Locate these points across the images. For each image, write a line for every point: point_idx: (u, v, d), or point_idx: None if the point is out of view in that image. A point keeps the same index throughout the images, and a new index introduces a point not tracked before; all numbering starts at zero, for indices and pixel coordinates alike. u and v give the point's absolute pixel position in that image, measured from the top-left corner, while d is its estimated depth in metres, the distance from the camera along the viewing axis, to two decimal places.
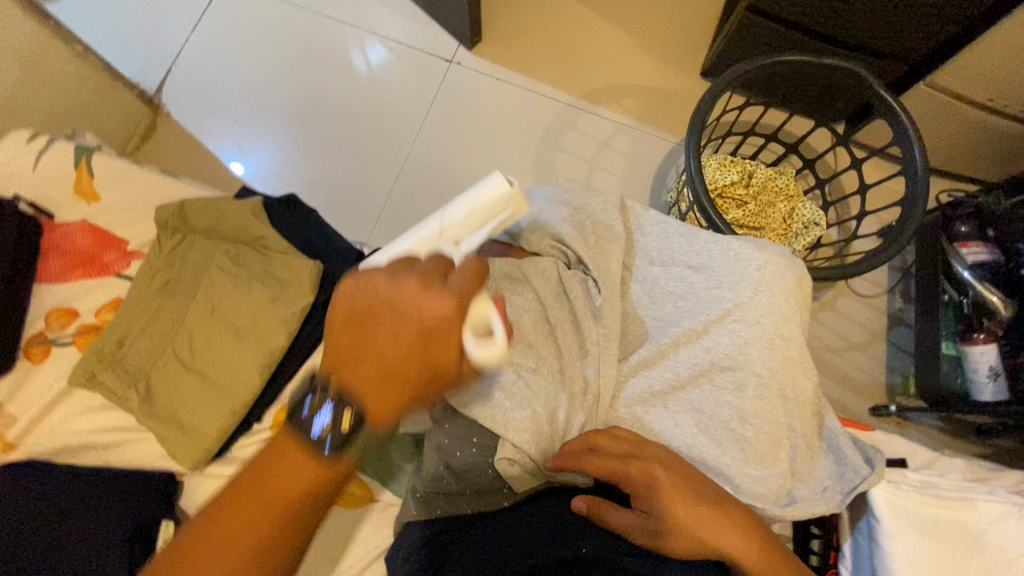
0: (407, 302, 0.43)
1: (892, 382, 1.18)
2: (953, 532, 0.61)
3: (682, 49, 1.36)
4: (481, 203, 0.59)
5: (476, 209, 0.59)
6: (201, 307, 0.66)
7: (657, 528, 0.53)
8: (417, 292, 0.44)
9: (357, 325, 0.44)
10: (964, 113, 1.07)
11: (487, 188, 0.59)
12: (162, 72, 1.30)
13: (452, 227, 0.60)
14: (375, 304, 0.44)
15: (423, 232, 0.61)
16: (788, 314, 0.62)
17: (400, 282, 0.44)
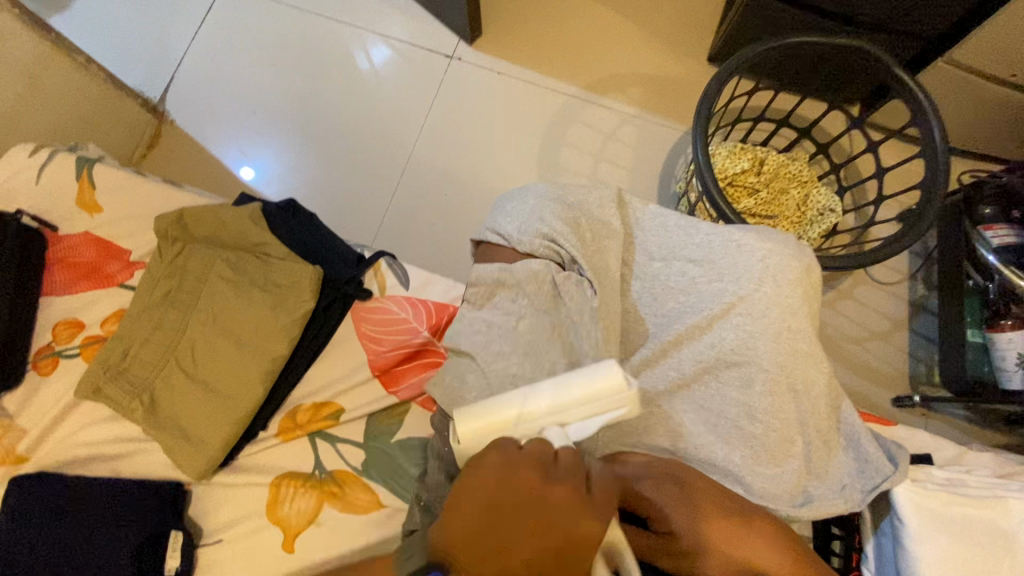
0: (561, 519, 0.46)
1: (915, 371, 1.14)
2: (982, 532, 0.58)
3: (687, 35, 1.33)
4: (587, 391, 0.48)
5: (582, 393, 0.48)
6: (201, 316, 0.66)
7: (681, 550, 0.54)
8: (569, 512, 0.46)
9: (499, 520, 0.46)
10: (985, 90, 1.02)
11: (600, 380, 0.48)
12: (166, 80, 1.30)
13: (557, 409, 0.48)
14: (522, 503, 0.46)
15: (519, 400, 0.49)
16: (796, 306, 0.60)
17: (558, 495, 0.45)
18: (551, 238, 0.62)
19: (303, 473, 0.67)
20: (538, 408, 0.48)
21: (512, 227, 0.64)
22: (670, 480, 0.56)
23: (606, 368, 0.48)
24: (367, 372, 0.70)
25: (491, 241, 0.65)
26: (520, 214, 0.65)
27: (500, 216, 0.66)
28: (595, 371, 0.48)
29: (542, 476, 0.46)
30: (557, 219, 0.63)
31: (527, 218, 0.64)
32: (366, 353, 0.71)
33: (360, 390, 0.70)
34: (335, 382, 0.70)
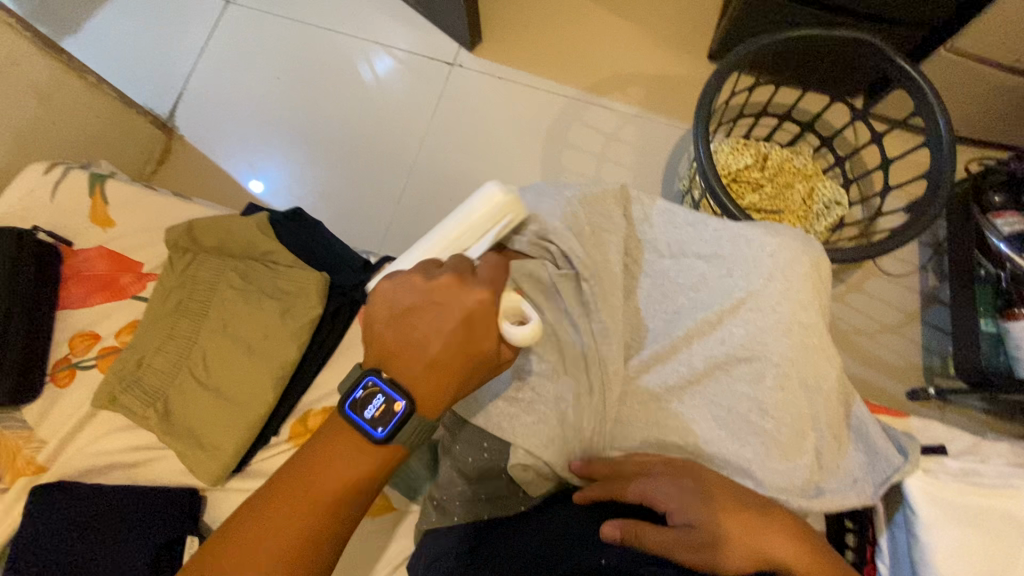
0: (447, 297, 0.47)
1: (929, 363, 1.12)
2: (1003, 525, 0.57)
3: (687, 33, 1.33)
4: (476, 214, 0.52)
5: (472, 220, 0.52)
6: (213, 325, 0.67)
7: (705, 542, 0.50)
8: (455, 286, 0.47)
9: (403, 320, 0.48)
10: (991, 77, 1.01)
11: (480, 203, 0.52)
12: (174, 97, 1.33)
13: (452, 244, 0.53)
14: (412, 306, 0.47)
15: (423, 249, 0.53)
16: (805, 299, 0.60)
17: (433, 281, 0.47)
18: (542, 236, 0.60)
19: None
20: (446, 245, 0.53)
21: None
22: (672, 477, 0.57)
23: (482, 201, 0.52)
24: None
25: None
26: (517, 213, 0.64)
27: None
28: (476, 198, 0.52)
29: (425, 270, 0.49)
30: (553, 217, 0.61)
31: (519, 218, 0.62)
32: None
33: None
34: None
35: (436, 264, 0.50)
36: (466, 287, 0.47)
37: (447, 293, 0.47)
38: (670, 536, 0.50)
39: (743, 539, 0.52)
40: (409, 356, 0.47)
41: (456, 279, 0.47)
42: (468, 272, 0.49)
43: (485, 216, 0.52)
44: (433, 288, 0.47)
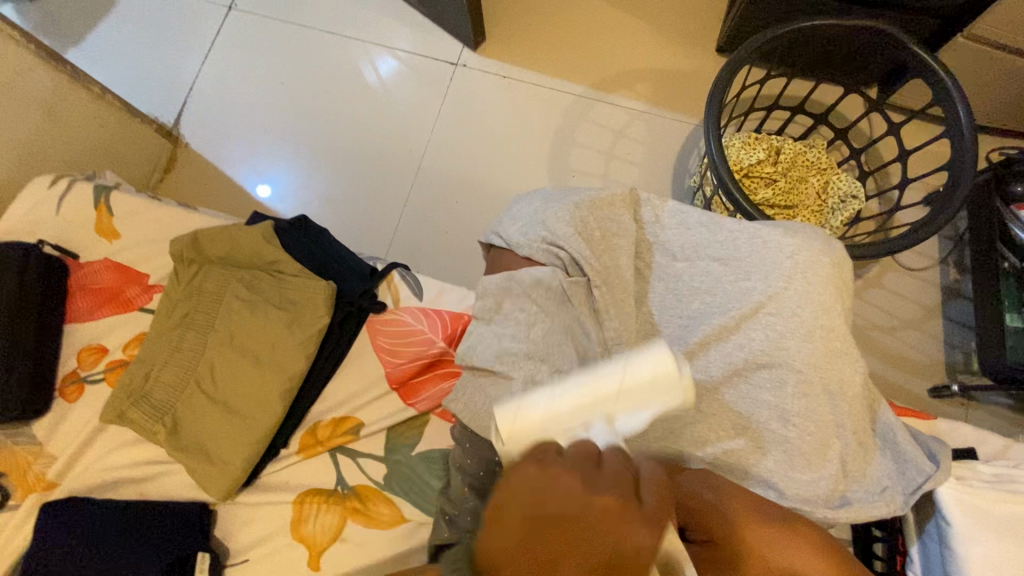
0: (606, 525, 0.37)
1: (952, 359, 1.09)
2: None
3: (695, 27, 1.31)
4: (641, 374, 0.43)
5: (638, 374, 0.43)
6: (219, 337, 0.66)
7: (735, 564, 0.51)
8: (622, 518, 0.37)
9: (537, 540, 0.37)
10: (1012, 63, 0.98)
11: (654, 366, 0.43)
12: (179, 104, 1.33)
13: (599, 403, 0.43)
14: (571, 523, 0.37)
15: (564, 397, 0.43)
16: (826, 302, 0.58)
17: (600, 503, 0.37)
18: (550, 242, 0.61)
19: (326, 490, 0.66)
20: (601, 401, 0.42)
21: (516, 232, 0.63)
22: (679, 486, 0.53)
23: (655, 368, 0.43)
24: (385, 386, 0.70)
25: (498, 248, 0.65)
26: (525, 219, 0.64)
27: (507, 220, 0.65)
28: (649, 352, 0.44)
29: (589, 474, 0.38)
30: (562, 222, 0.61)
31: (531, 222, 0.63)
32: (383, 366, 0.70)
33: (380, 404, 0.69)
34: (353, 397, 0.69)
35: (584, 455, 0.40)
36: (634, 528, 0.37)
37: (608, 525, 0.37)
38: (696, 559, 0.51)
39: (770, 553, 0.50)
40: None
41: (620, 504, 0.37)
42: (618, 479, 0.39)
43: (653, 384, 0.43)
44: (592, 512, 0.37)
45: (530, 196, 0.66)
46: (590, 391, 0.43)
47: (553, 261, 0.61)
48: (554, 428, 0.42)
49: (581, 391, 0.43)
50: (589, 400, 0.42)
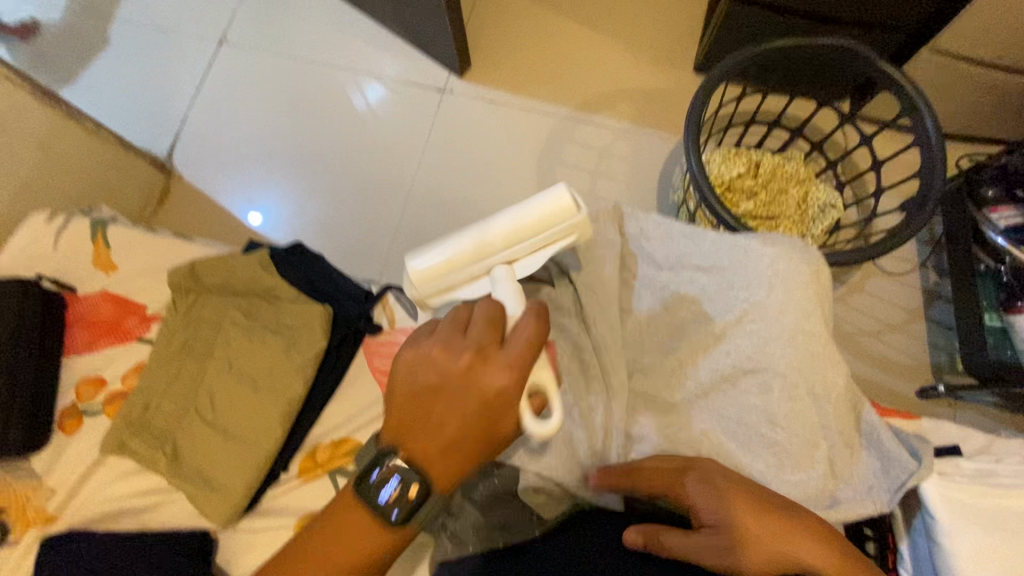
0: (462, 375, 0.46)
1: (937, 360, 1.12)
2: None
3: (672, 48, 1.35)
4: (527, 219, 0.54)
5: (526, 219, 0.55)
6: (218, 364, 0.67)
7: (727, 546, 0.51)
8: (474, 366, 0.45)
9: (423, 405, 0.47)
10: (976, 74, 1.02)
11: (542, 208, 0.54)
12: (172, 137, 1.35)
13: (498, 243, 0.55)
14: (436, 380, 0.46)
15: (467, 241, 0.55)
16: (806, 307, 0.60)
17: (459, 360, 0.46)
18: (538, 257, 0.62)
19: (327, 512, 0.67)
20: (496, 248, 0.55)
21: None
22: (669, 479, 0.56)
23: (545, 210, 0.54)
24: (383, 406, 0.71)
25: None
26: None
27: None
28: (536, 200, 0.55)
29: (457, 336, 0.47)
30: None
31: None
32: (381, 388, 0.71)
33: (377, 425, 0.70)
34: (351, 419, 0.70)
35: (455, 324, 0.48)
36: (483, 368, 0.45)
37: (464, 370, 0.46)
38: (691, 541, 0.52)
39: (764, 542, 0.51)
40: (429, 420, 0.47)
41: (475, 353, 0.46)
42: (496, 342, 0.47)
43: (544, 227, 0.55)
44: (445, 364, 0.46)
45: None
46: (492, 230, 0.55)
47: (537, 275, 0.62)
48: (460, 269, 0.55)
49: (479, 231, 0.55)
50: (488, 241, 0.55)
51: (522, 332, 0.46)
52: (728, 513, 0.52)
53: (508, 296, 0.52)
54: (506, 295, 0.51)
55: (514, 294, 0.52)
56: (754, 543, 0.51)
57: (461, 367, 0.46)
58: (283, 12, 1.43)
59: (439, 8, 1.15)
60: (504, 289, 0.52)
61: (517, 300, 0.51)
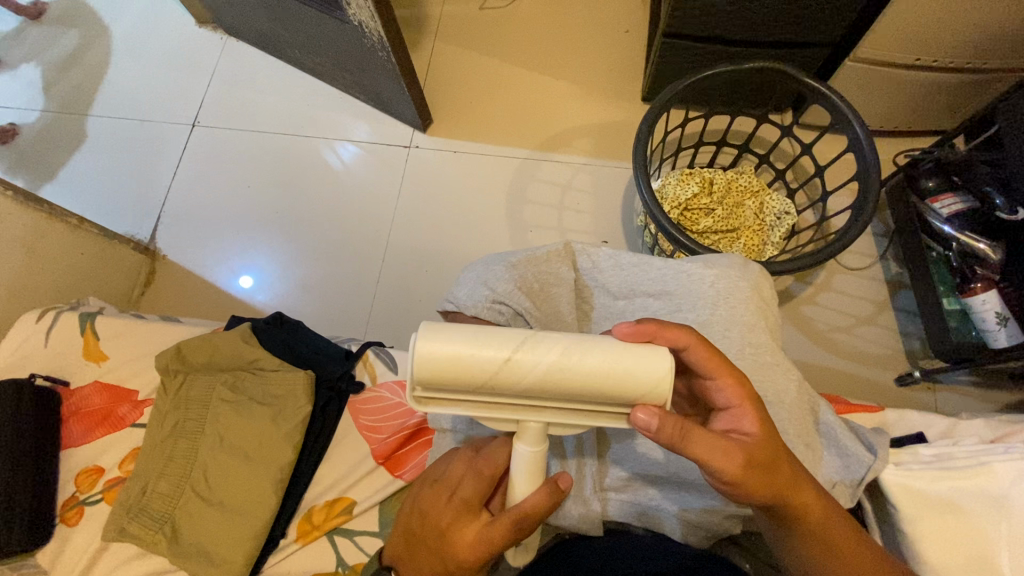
0: (438, 536, 0.54)
1: (910, 347, 1.16)
2: (974, 502, 0.61)
3: (621, 82, 1.44)
4: (625, 391, 0.47)
5: (623, 390, 0.47)
6: (210, 440, 0.70)
7: (762, 462, 0.51)
8: (450, 530, 0.53)
9: (413, 547, 0.56)
10: (900, 76, 1.08)
11: (638, 374, 0.46)
12: (154, 221, 1.40)
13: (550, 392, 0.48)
14: (423, 533, 0.55)
15: (524, 376, 0.47)
16: (751, 321, 0.64)
17: (438, 524, 0.54)
18: (497, 299, 0.66)
19: (327, 572, 0.69)
20: (561, 393, 0.48)
21: (463, 295, 0.69)
22: (714, 369, 0.53)
23: (636, 380, 0.46)
24: (372, 462, 0.73)
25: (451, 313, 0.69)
26: (475, 283, 0.69)
27: (460, 288, 0.70)
28: (652, 367, 0.46)
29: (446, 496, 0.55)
30: (502, 281, 0.67)
31: (475, 286, 0.68)
32: (367, 443, 0.74)
33: (368, 480, 0.73)
34: (343, 478, 0.73)
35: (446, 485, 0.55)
36: (455, 536, 0.53)
37: (440, 536, 0.53)
38: (714, 448, 0.49)
39: (783, 468, 0.52)
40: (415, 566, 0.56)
41: (452, 522, 0.53)
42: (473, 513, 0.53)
43: (615, 396, 0.47)
44: (430, 523, 0.54)
45: (480, 263, 0.71)
46: (558, 375, 0.46)
47: (498, 318, 0.66)
48: (492, 391, 0.48)
49: (539, 371, 0.46)
50: (546, 386, 0.47)
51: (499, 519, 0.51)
52: (765, 425, 0.52)
53: (521, 468, 0.52)
54: (519, 473, 0.52)
55: (526, 469, 0.52)
56: (776, 460, 0.52)
57: (439, 535, 0.54)
58: (250, 91, 1.51)
59: (395, 75, 1.23)
60: (520, 460, 0.52)
61: (529, 485, 0.52)
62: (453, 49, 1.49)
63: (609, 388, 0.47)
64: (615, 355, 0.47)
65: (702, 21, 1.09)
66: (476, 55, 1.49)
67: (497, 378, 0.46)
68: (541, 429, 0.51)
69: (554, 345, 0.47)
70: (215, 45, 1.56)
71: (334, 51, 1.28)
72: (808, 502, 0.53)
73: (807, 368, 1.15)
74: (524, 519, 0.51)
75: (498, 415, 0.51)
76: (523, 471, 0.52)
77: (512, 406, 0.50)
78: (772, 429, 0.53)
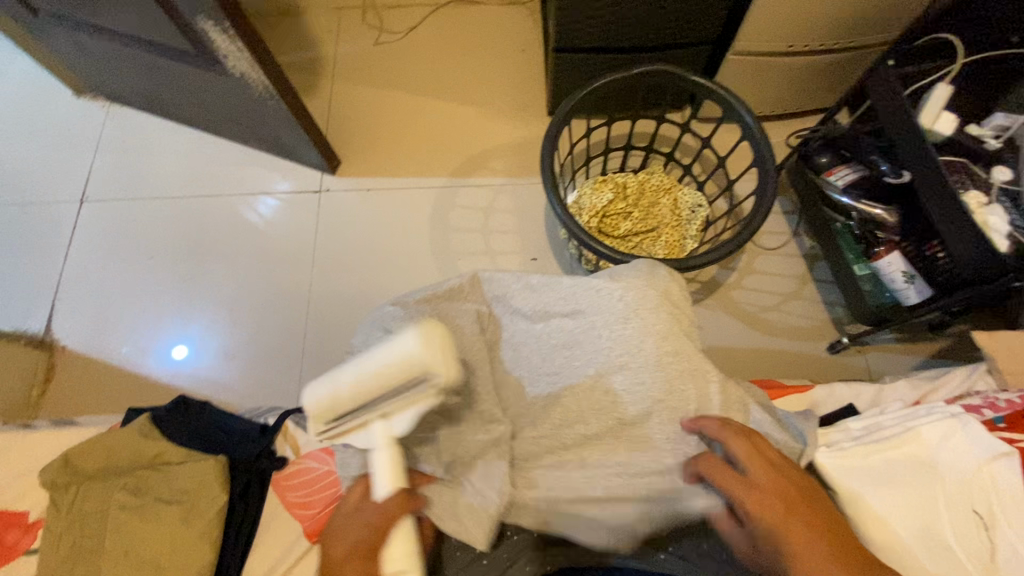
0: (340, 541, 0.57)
1: (836, 315, 1.20)
2: (906, 465, 0.63)
3: (526, 99, 1.45)
4: (401, 376, 0.50)
5: (403, 376, 0.50)
6: (113, 556, 0.62)
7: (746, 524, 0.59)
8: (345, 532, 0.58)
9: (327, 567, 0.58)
10: (777, 64, 1.14)
11: (394, 354, 0.50)
12: (47, 310, 1.28)
13: (363, 391, 0.51)
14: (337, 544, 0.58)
15: (340, 386, 0.52)
16: (664, 329, 0.66)
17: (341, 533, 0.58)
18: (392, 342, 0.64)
19: None
20: (377, 396, 0.52)
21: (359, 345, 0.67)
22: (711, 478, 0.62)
23: (402, 362, 0.49)
24: (306, 542, 0.67)
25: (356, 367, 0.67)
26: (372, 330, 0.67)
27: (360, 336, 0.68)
28: (404, 343, 0.49)
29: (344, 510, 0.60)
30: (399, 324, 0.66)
31: (370, 333, 0.67)
32: (297, 521, 0.68)
33: (303, 562, 0.67)
34: (276, 565, 0.66)
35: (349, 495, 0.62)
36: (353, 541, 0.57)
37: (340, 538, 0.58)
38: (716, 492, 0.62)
39: (806, 547, 0.54)
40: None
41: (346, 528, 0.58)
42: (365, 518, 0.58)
43: (404, 379, 0.50)
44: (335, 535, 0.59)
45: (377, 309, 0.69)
46: (355, 379, 0.51)
47: None
48: (331, 411, 0.53)
49: (347, 381, 0.51)
50: (362, 394, 0.51)
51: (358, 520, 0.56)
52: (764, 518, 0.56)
53: (384, 468, 0.56)
54: (381, 475, 0.56)
55: (386, 477, 0.56)
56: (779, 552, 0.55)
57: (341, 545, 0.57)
58: (143, 158, 1.42)
59: (292, 122, 1.18)
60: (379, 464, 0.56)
61: (392, 486, 0.56)
62: (353, 87, 1.46)
63: (394, 376, 0.50)
64: (378, 347, 0.51)
65: (587, 33, 1.11)
66: (378, 90, 1.46)
67: (334, 407, 0.53)
68: (388, 428, 0.56)
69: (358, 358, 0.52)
70: (97, 113, 1.46)
71: (224, 106, 1.22)
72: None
73: (745, 352, 1.18)
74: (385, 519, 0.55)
75: (351, 430, 0.56)
76: (383, 471, 0.56)
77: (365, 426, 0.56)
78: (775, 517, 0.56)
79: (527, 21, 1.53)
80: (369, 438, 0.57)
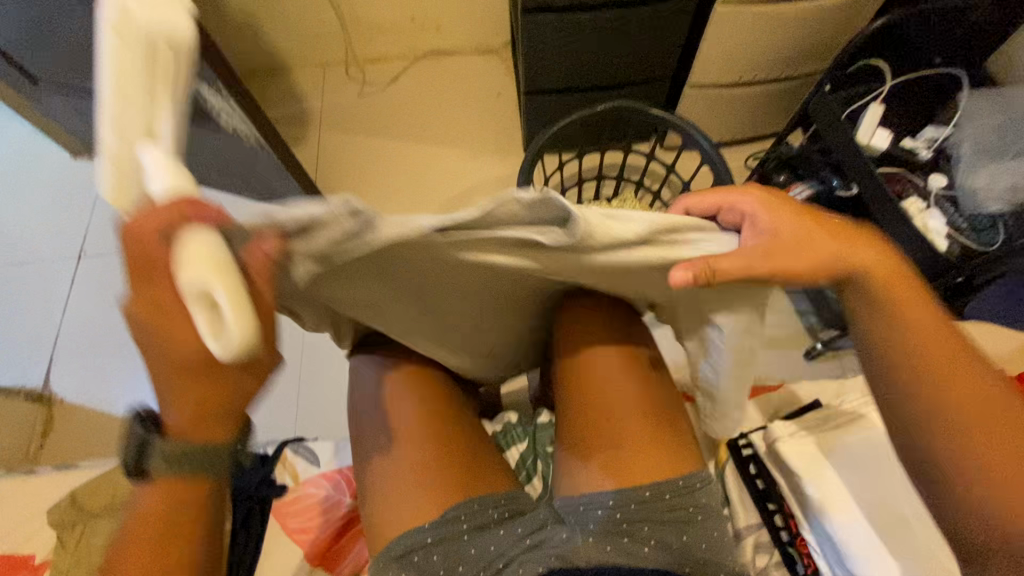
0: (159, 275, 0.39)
1: (808, 324, 1.26)
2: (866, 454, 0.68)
3: (502, 139, 1.54)
4: (146, 40, 0.38)
5: (152, 34, 0.38)
6: None
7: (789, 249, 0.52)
8: (146, 257, 0.38)
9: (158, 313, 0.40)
10: (729, 95, 1.24)
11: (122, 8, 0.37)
12: (45, 364, 1.31)
13: (126, 92, 0.38)
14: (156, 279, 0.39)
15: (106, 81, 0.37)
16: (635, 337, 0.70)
17: (141, 261, 0.39)
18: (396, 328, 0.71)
19: None
20: (127, 78, 0.37)
21: None
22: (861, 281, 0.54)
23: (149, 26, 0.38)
24: (306, 565, 0.71)
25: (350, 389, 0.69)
26: None
27: None
28: (170, 17, 0.39)
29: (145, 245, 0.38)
30: None
31: None
32: (299, 547, 0.72)
33: None
34: None
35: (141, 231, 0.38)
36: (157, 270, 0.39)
37: (152, 265, 0.39)
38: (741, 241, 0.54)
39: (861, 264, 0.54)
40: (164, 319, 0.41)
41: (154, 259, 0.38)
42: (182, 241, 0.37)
43: (159, 39, 0.38)
44: (146, 265, 0.39)
45: None
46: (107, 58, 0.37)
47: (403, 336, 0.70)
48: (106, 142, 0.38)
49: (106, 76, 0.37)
50: (118, 85, 0.37)
51: (138, 239, 0.38)
52: (945, 366, 0.52)
53: (154, 166, 0.37)
54: (152, 171, 0.37)
55: (161, 176, 0.37)
56: (942, 402, 0.52)
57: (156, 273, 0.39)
58: None
59: (282, 169, 1.26)
60: (152, 162, 0.37)
61: (173, 186, 0.37)
62: (338, 136, 1.55)
63: (145, 32, 0.38)
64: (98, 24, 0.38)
65: (553, 76, 1.21)
66: (362, 138, 1.55)
67: (117, 141, 0.38)
68: (157, 143, 0.39)
69: (99, 53, 0.38)
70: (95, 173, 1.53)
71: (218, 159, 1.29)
72: (998, 464, 0.49)
73: None
74: (172, 214, 0.37)
75: (114, 174, 0.38)
76: (155, 164, 0.37)
77: (130, 160, 0.38)
78: (965, 371, 0.52)
79: (500, 67, 1.64)
80: (136, 168, 0.39)
